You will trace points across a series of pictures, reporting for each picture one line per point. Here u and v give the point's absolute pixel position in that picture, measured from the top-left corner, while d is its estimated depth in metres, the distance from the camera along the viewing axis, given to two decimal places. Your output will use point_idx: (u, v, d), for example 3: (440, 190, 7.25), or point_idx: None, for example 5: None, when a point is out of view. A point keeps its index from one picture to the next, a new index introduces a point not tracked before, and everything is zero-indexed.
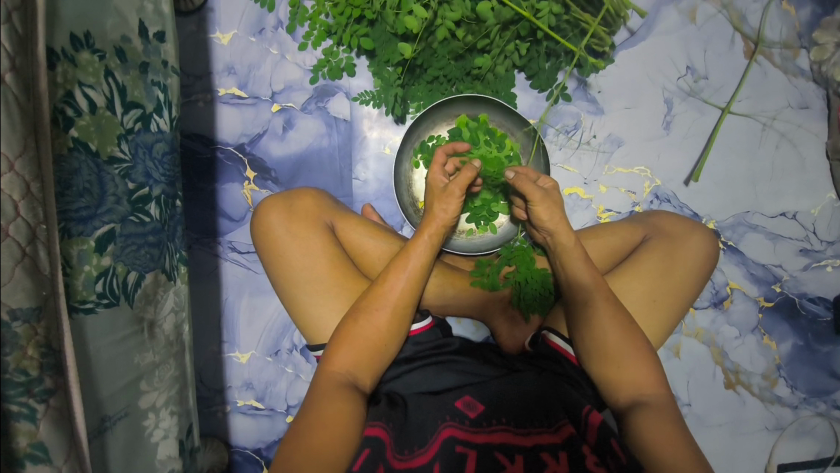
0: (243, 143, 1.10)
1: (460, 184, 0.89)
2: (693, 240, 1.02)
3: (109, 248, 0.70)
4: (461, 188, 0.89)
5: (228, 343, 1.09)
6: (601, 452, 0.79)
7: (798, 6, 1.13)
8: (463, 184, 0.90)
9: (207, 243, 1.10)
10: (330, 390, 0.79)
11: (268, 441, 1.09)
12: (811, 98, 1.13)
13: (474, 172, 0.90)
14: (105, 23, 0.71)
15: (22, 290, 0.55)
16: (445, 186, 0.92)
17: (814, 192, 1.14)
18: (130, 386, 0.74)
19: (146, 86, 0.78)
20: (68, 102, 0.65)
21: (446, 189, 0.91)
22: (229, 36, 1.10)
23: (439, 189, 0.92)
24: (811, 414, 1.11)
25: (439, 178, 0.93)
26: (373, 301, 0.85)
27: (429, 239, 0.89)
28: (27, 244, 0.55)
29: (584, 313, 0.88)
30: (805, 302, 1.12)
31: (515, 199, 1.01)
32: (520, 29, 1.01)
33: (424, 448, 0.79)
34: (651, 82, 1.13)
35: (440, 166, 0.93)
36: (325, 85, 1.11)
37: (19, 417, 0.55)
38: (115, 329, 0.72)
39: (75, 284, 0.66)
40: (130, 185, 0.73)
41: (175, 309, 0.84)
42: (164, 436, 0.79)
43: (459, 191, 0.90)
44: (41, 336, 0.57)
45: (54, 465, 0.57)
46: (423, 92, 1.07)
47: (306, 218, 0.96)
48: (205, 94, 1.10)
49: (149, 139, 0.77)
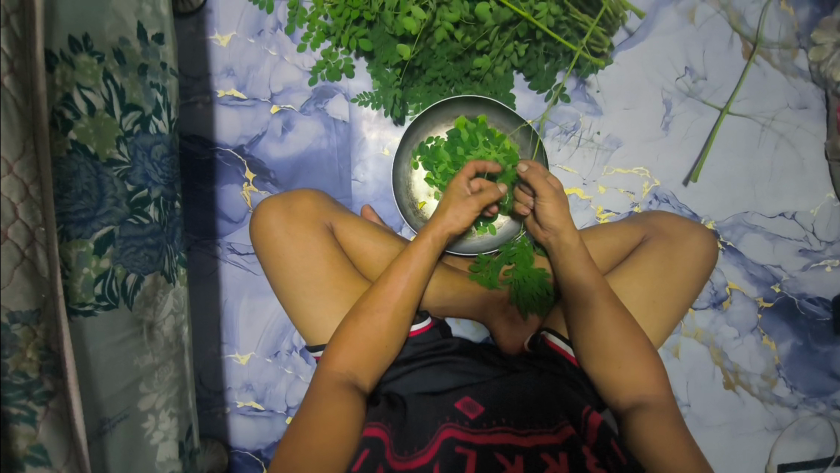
0: (243, 144, 1.10)
1: (480, 199, 0.92)
2: (692, 240, 1.02)
3: (108, 250, 0.70)
4: (481, 203, 0.92)
5: (228, 344, 1.09)
6: (602, 453, 0.78)
7: (796, 6, 1.13)
8: (483, 201, 0.92)
9: (206, 244, 1.10)
10: (330, 391, 0.79)
11: (268, 443, 1.09)
12: (810, 98, 1.13)
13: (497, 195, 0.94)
14: (103, 24, 0.71)
15: (21, 293, 0.55)
16: (466, 196, 0.93)
17: (813, 192, 1.14)
18: (130, 388, 0.74)
19: (145, 88, 0.78)
20: (67, 104, 0.65)
21: (465, 199, 0.92)
22: (228, 37, 1.10)
23: (458, 197, 0.93)
24: (810, 414, 1.10)
25: (463, 186, 0.94)
26: (374, 301, 0.85)
27: (431, 241, 0.89)
28: (26, 247, 0.55)
29: (585, 313, 0.87)
30: (804, 302, 1.12)
31: (522, 191, 1.01)
32: (518, 30, 1.01)
33: (424, 448, 0.79)
34: (650, 83, 1.13)
35: (466, 177, 0.94)
36: (324, 87, 1.11)
37: (18, 420, 0.55)
38: (114, 331, 0.72)
39: (74, 286, 0.66)
40: (129, 187, 0.73)
41: (175, 311, 0.84)
42: (163, 437, 0.79)
43: (478, 205, 0.92)
44: (40, 338, 0.57)
45: (53, 468, 0.57)
46: (421, 94, 1.07)
47: (306, 220, 0.96)
48: (204, 95, 1.10)
49: (148, 141, 0.77)
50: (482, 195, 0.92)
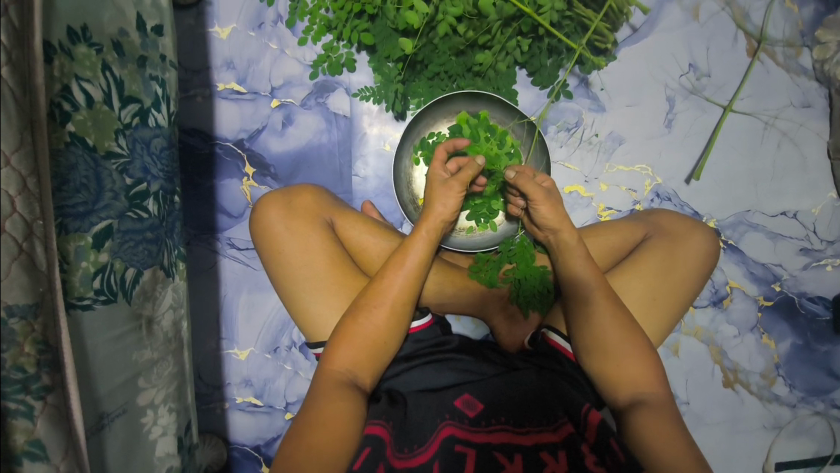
0: (242, 138, 1.10)
1: (461, 179, 0.90)
2: (694, 238, 1.01)
3: (107, 244, 0.69)
4: (460, 183, 0.90)
5: (227, 339, 1.09)
6: (601, 450, 0.77)
7: (801, 4, 1.12)
8: (463, 180, 0.91)
9: (205, 239, 1.09)
10: (330, 389, 0.78)
11: (267, 438, 1.09)
12: (813, 97, 1.13)
13: (476, 168, 0.92)
14: (101, 15, 0.70)
15: (19, 286, 0.54)
16: (445, 181, 0.92)
17: (815, 191, 1.13)
18: (129, 382, 0.74)
19: (144, 80, 0.77)
20: (65, 96, 0.64)
21: (445, 183, 0.91)
22: (228, 30, 1.09)
23: (439, 181, 0.92)
24: (809, 413, 1.11)
25: (440, 172, 0.93)
26: (372, 298, 0.84)
27: (426, 235, 0.88)
28: (24, 240, 0.55)
29: (586, 310, 0.87)
30: (804, 301, 1.11)
31: (510, 192, 1.00)
32: (522, 25, 1.00)
33: (424, 447, 0.78)
34: (653, 81, 1.12)
35: (440, 162, 0.93)
36: (325, 81, 1.10)
37: (16, 414, 0.54)
38: (113, 326, 0.71)
39: (72, 281, 0.65)
40: (128, 181, 0.72)
41: (174, 306, 0.83)
42: (162, 433, 0.79)
43: (459, 186, 0.90)
44: (37, 333, 0.56)
45: (51, 463, 0.57)
46: (423, 89, 1.06)
47: (306, 216, 0.96)
48: (204, 88, 1.09)
49: (147, 134, 0.76)
50: (461, 175, 0.91)
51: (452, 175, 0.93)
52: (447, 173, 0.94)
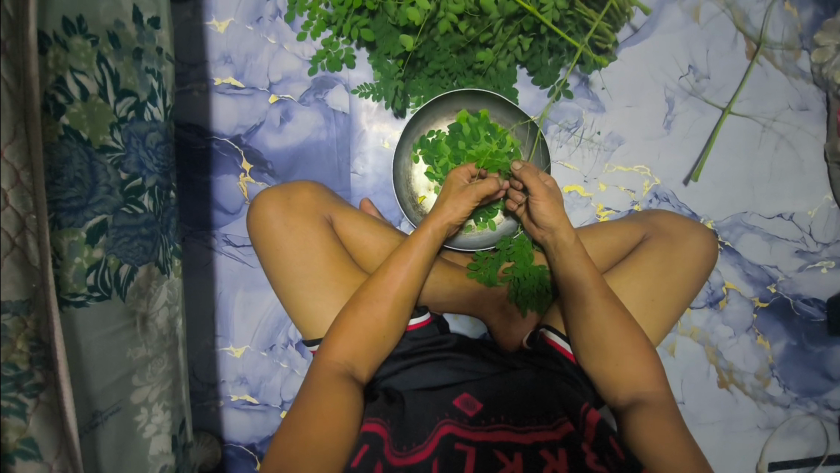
0: (240, 134, 1.08)
1: (478, 190, 0.91)
2: (693, 239, 1.02)
3: (100, 240, 0.68)
4: (477, 193, 0.90)
5: (222, 337, 1.08)
6: (601, 449, 0.77)
7: (801, 7, 1.13)
8: (481, 192, 0.91)
9: (201, 235, 1.08)
10: (328, 380, 0.77)
11: (262, 437, 1.08)
12: (810, 100, 1.14)
13: (495, 184, 0.91)
14: (97, 6, 0.69)
15: (11, 282, 0.52)
16: (463, 187, 0.93)
17: (811, 194, 1.14)
18: (122, 380, 0.72)
19: (140, 73, 0.75)
20: (59, 88, 0.63)
21: (463, 189, 0.92)
22: (226, 24, 1.08)
23: (456, 189, 0.93)
24: (802, 414, 1.12)
25: (461, 179, 0.94)
26: (373, 292, 0.83)
27: (431, 233, 0.88)
28: (17, 234, 0.53)
29: (584, 311, 0.87)
30: (800, 302, 1.12)
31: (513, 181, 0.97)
32: (523, 24, 0.99)
33: (422, 445, 0.77)
34: (653, 82, 1.12)
35: (467, 170, 0.94)
36: (324, 77, 1.09)
37: (8, 412, 0.53)
38: (107, 323, 0.70)
39: (66, 276, 0.64)
40: (122, 175, 0.71)
41: (168, 303, 0.82)
42: (156, 431, 0.77)
43: (475, 196, 0.91)
44: (30, 329, 0.55)
45: (44, 462, 0.56)
46: (423, 86, 1.05)
47: (305, 212, 0.95)
48: (200, 82, 1.08)
49: (143, 128, 0.75)
50: (481, 185, 0.91)
51: (471, 184, 0.93)
52: (468, 181, 0.95)
